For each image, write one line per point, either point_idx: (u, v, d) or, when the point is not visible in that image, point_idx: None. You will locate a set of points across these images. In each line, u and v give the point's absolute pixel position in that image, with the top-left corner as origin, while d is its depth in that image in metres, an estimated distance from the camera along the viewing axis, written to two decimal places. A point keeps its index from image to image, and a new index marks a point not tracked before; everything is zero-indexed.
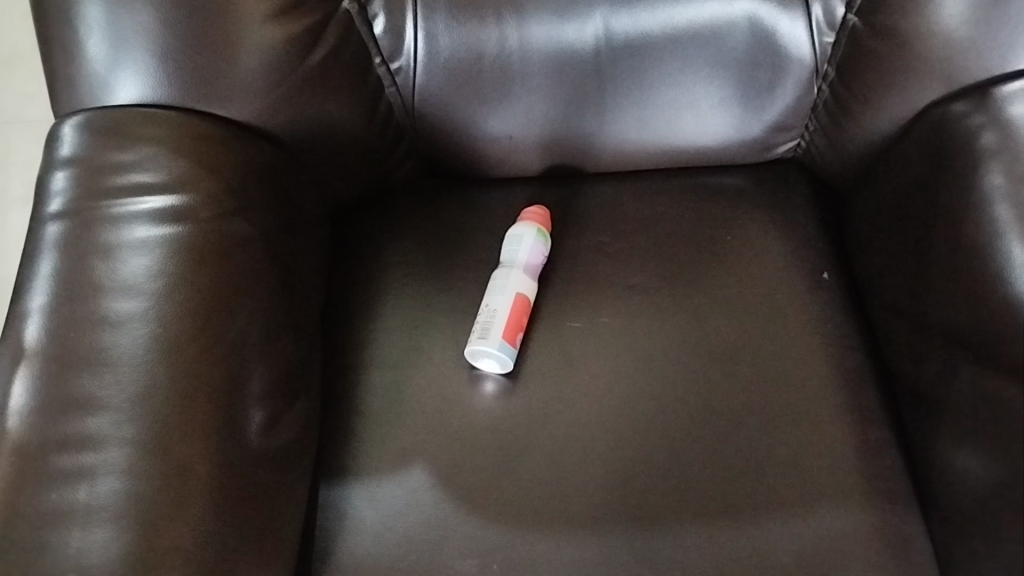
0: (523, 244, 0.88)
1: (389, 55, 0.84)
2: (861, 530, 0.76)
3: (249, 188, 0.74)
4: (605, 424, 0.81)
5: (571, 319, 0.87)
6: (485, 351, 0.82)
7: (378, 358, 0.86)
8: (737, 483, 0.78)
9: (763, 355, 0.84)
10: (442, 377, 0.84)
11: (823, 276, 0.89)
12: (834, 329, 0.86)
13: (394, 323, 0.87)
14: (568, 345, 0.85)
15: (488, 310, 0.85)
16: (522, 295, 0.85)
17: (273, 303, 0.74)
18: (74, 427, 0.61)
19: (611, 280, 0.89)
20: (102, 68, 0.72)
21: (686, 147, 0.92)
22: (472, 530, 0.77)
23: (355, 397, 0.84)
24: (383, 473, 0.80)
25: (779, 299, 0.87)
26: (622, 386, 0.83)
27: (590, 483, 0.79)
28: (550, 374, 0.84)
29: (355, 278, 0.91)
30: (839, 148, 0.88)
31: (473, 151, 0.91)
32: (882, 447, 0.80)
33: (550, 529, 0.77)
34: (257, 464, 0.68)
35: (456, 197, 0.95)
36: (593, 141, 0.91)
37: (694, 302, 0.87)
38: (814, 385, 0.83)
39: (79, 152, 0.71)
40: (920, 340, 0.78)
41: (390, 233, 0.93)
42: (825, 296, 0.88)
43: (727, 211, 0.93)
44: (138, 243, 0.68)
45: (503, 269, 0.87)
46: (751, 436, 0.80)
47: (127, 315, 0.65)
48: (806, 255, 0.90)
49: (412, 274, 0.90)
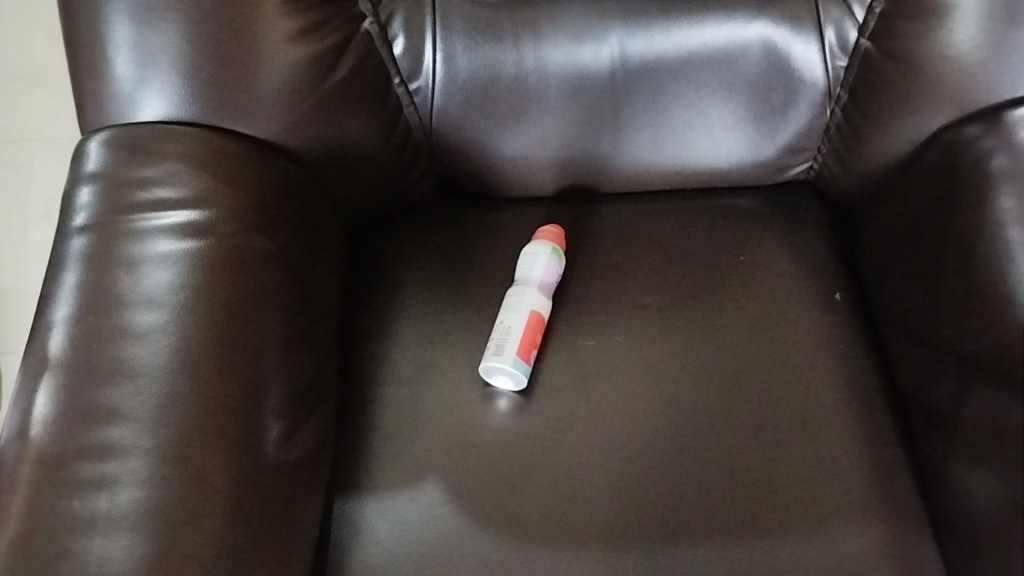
0: (537, 262, 0.89)
1: (408, 75, 0.85)
2: (872, 550, 0.76)
3: (270, 205, 0.75)
4: (619, 440, 0.82)
5: (585, 337, 0.88)
6: (499, 367, 0.83)
7: (393, 374, 0.87)
8: (751, 502, 0.78)
9: (776, 374, 0.85)
10: (457, 392, 0.85)
11: (836, 297, 0.90)
12: (846, 350, 0.86)
13: (410, 338, 0.88)
14: (582, 363, 0.86)
15: (502, 328, 0.86)
16: (537, 312, 0.86)
17: (291, 317, 0.75)
18: (96, 436, 0.62)
19: (625, 298, 0.90)
20: (128, 86, 0.74)
21: (701, 168, 0.93)
22: (486, 544, 0.78)
23: (370, 412, 0.85)
24: (397, 487, 0.81)
25: (792, 319, 0.88)
26: (635, 403, 0.84)
27: (603, 499, 0.79)
28: (563, 391, 0.85)
29: (372, 294, 0.92)
30: (852, 170, 0.89)
31: (489, 170, 0.92)
32: (894, 466, 0.81)
33: (563, 543, 0.77)
34: (274, 478, 0.69)
35: (471, 216, 0.96)
36: (608, 162, 0.92)
37: (706, 321, 0.88)
38: (826, 405, 0.83)
39: (104, 167, 0.73)
40: (934, 360, 0.79)
41: (407, 250, 0.94)
42: (837, 316, 0.88)
43: (740, 232, 0.93)
44: (161, 257, 0.69)
45: (517, 286, 0.88)
46: (764, 454, 0.81)
47: (149, 327, 0.66)
48: (819, 275, 0.91)
49: (427, 291, 0.91)
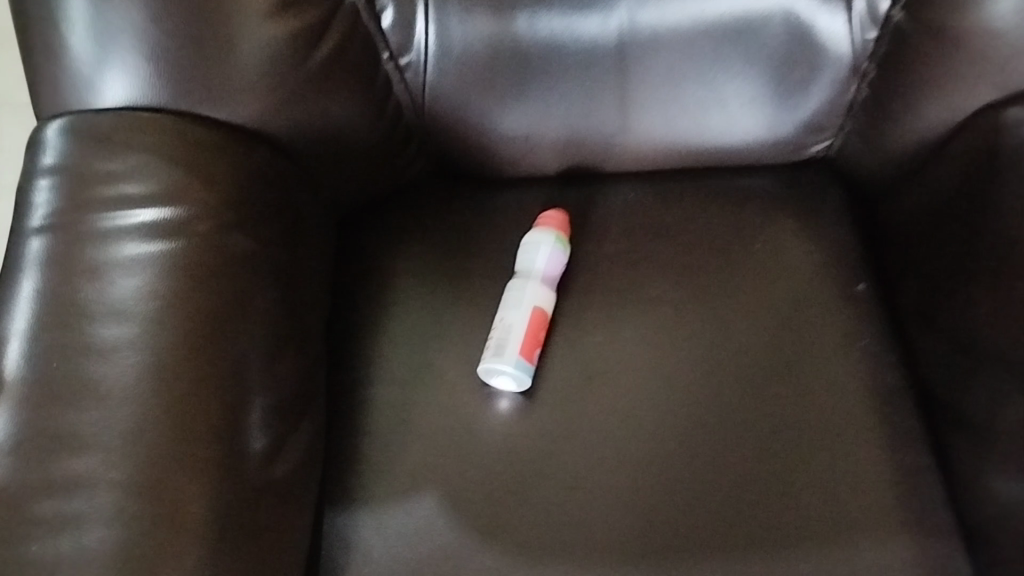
0: (539, 252, 0.83)
1: (398, 50, 0.78)
2: (902, 562, 0.72)
3: (249, 198, 0.69)
4: (630, 446, 0.77)
5: (591, 332, 0.82)
6: (499, 369, 0.77)
7: (386, 374, 0.81)
8: (773, 513, 0.73)
9: (796, 374, 0.79)
10: (455, 395, 0.79)
11: (859, 287, 0.84)
12: (870, 345, 0.81)
13: (405, 336, 0.82)
14: (587, 361, 0.80)
15: (502, 325, 0.80)
16: (539, 309, 0.81)
17: (273, 322, 0.69)
18: (59, 468, 0.56)
19: (634, 290, 0.84)
20: (88, 69, 0.67)
21: (714, 146, 0.86)
22: (490, 559, 0.72)
23: (361, 415, 0.79)
24: (392, 498, 0.75)
25: (812, 312, 0.82)
26: (645, 405, 0.78)
27: (615, 511, 0.74)
28: (568, 392, 0.79)
29: (361, 287, 0.86)
30: (878, 151, 0.83)
31: (487, 150, 0.86)
32: (922, 472, 0.76)
33: (571, 558, 0.72)
34: (259, 501, 0.63)
35: (467, 200, 0.90)
36: (615, 142, 0.85)
37: (722, 315, 0.82)
38: (848, 407, 0.78)
39: (63, 160, 0.66)
40: (975, 361, 0.73)
41: (398, 239, 0.88)
42: (860, 309, 0.83)
43: (756, 216, 0.87)
44: (129, 262, 0.63)
45: (519, 279, 0.82)
46: (785, 461, 0.75)
47: (116, 342, 0.60)
48: (841, 264, 0.85)
49: (422, 282, 0.85)
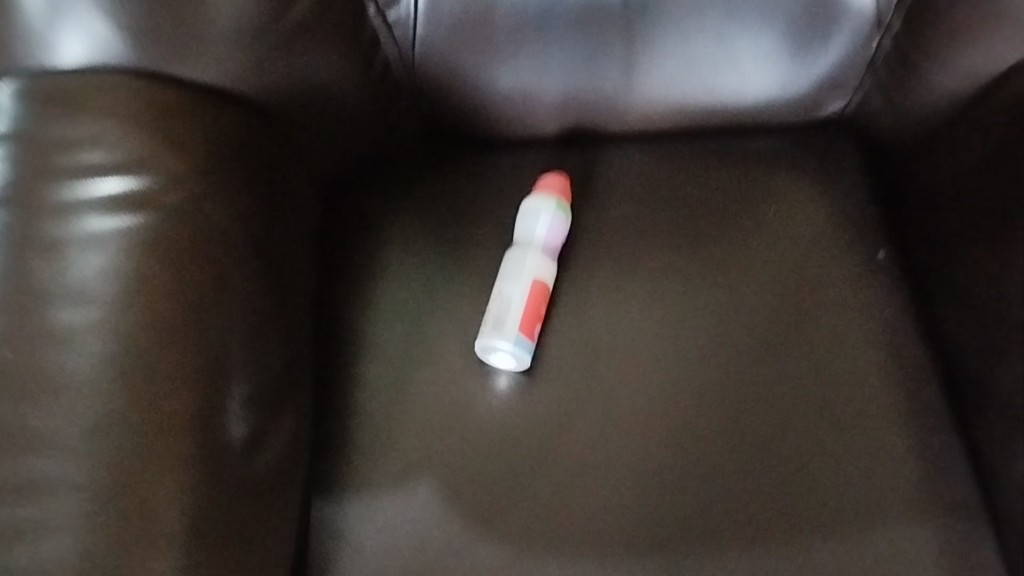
0: (540, 219, 0.78)
1: (386, 3, 0.70)
2: (925, 550, 0.68)
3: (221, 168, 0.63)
4: (637, 428, 0.72)
5: (595, 306, 0.77)
6: (497, 345, 0.73)
7: (377, 352, 0.76)
8: (787, 500, 0.69)
9: (813, 349, 0.75)
10: (450, 374, 0.74)
11: (879, 256, 0.79)
12: (891, 317, 0.76)
13: (395, 312, 0.77)
14: (591, 337, 0.76)
15: (502, 298, 0.75)
16: (540, 281, 0.76)
17: (253, 300, 0.63)
18: (19, 466, 0.52)
19: (640, 260, 0.79)
20: (43, 27, 0.62)
21: (725, 106, 0.80)
22: (489, 550, 0.68)
23: (351, 397, 0.74)
24: (385, 486, 0.71)
25: (829, 283, 0.77)
26: (653, 383, 0.74)
27: (621, 497, 0.70)
28: (571, 370, 0.74)
29: (349, 258, 0.80)
30: (903, 113, 0.78)
31: (481, 110, 0.80)
32: (947, 453, 0.71)
33: (575, 549, 0.68)
34: (242, 496, 0.58)
35: (461, 164, 0.84)
36: (619, 101, 0.79)
37: (732, 288, 0.77)
38: (868, 384, 0.73)
39: (19, 128, 0.61)
40: (991, 337, 0.68)
41: (388, 206, 0.82)
42: (880, 279, 0.78)
43: (769, 180, 0.82)
44: (92, 238, 0.58)
45: (518, 248, 0.77)
46: (800, 443, 0.71)
47: (78, 326, 0.55)
48: (860, 231, 0.80)
49: (414, 253, 0.80)
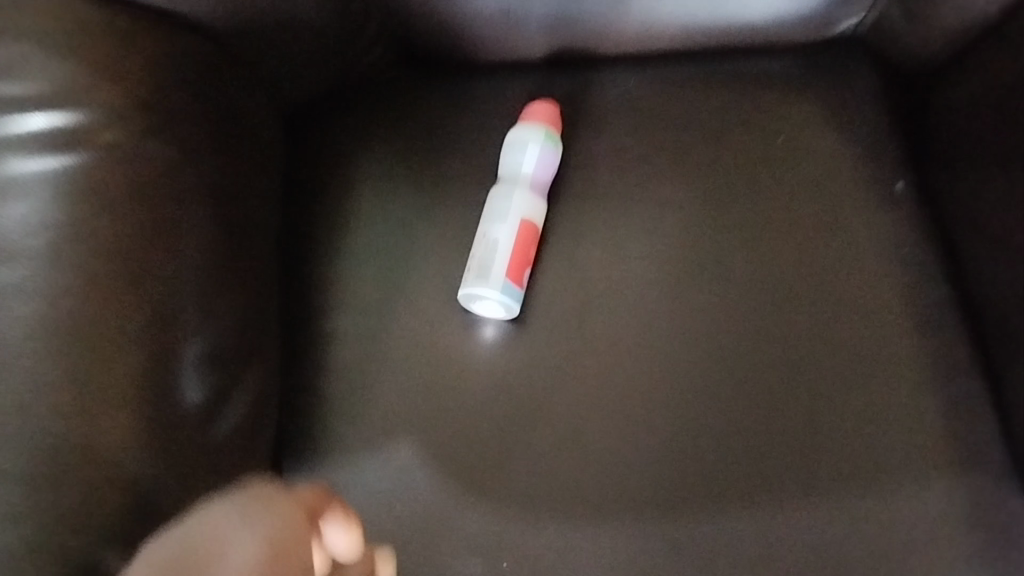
0: (527, 153, 0.70)
1: None
2: (947, 508, 0.63)
3: (174, 110, 0.56)
4: (636, 380, 0.66)
5: (589, 247, 0.71)
6: (484, 294, 0.67)
7: (352, 302, 0.70)
8: (798, 458, 0.64)
9: (825, 291, 0.69)
10: (432, 325, 0.68)
11: (897, 186, 0.72)
12: (910, 255, 0.70)
13: (370, 257, 0.71)
14: (584, 282, 0.69)
15: (487, 242, 0.68)
16: (529, 222, 0.69)
17: (205, 258, 0.57)
18: None
19: (638, 195, 0.72)
20: None
21: (728, 22, 0.72)
22: (479, 517, 0.63)
23: (325, 351, 0.68)
24: (364, 448, 0.65)
25: (842, 218, 0.71)
26: (653, 331, 0.68)
27: (621, 457, 0.64)
28: (563, 318, 0.68)
29: (319, 197, 0.73)
30: (924, 29, 0.70)
31: (457, 25, 0.72)
32: (972, 401, 0.66)
33: (571, 514, 0.63)
34: (197, 468, 0.53)
35: (437, 91, 0.76)
36: (611, 17, 0.71)
37: (739, 224, 0.71)
38: (885, 329, 0.68)
39: None
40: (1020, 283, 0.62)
41: (359, 139, 0.75)
42: (898, 213, 0.71)
43: (777, 105, 0.75)
44: (21, 183, 0.52)
45: (504, 186, 0.71)
46: (813, 395, 0.66)
47: (7, 284, 0.49)
48: (876, 160, 0.73)
49: (389, 192, 0.73)
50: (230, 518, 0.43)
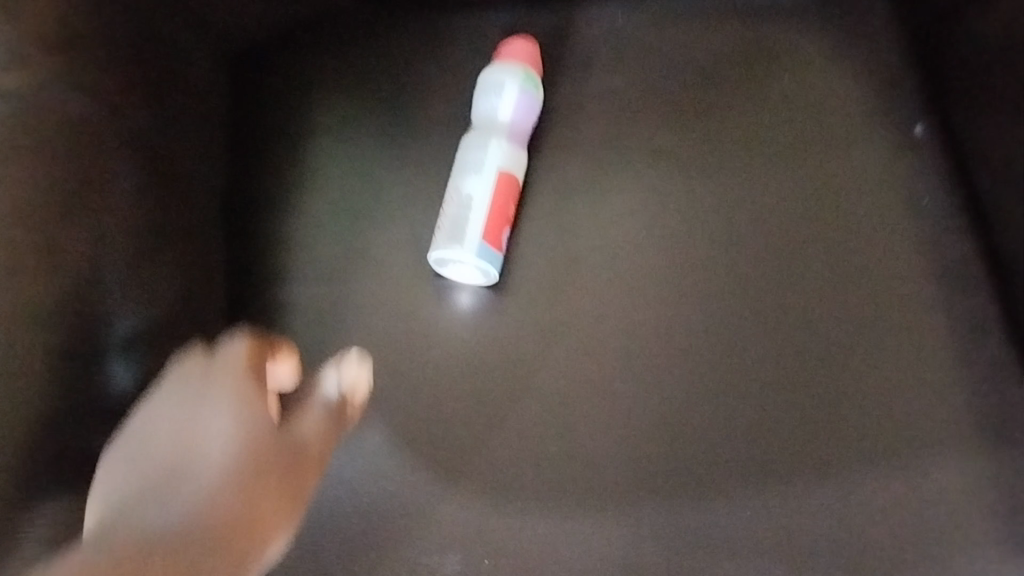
0: (505, 95, 0.63)
1: None
2: (977, 490, 0.55)
3: (98, 57, 0.49)
4: (628, 350, 0.60)
5: (573, 201, 0.65)
6: (458, 259, 0.60)
7: (313, 268, 0.63)
8: (806, 432, 0.58)
9: (834, 248, 0.62)
10: (402, 297, 0.62)
11: (914, 131, 0.65)
12: (928, 208, 0.63)
13: (333, 224, 0.64)
14: (569, 242, 0.63)
15: (460, 198, 0.61)
16: (507, 175, 0.62)
17: (133, 226, 0.50)
18: None
19: (626, 151, 0.65)
20: None
21: None
22: (453, 508, 0.57)
23: (283, 322, 0.62)
24: None
25: (853, 166, 0.64)
26: (645, 295, 0.62)
27: (612, 436, 0.58)
28: (546, 281, 0.62)
29: (274, 149, 0.66)
30: None
31: None
32: (1001, 369, 0.58)
33: (555, 502, 0.57)
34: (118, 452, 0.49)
35: (402, 27, 0.68)
36: None
37: (738, 179, 0.64)
38: (901, 289, 0.61)
39: None
40: None
41: (316, 83, 0.67)
42: (915, 159, 0.64)
43: (780, 40, 0.67)
44: None
45: (479, 132, 0.63)
46: (822, 364, 0.59)
47: None
48: (891, 102, 0.66)
49: (351, 143, 0.66)
50: (169, 402, 0.39)
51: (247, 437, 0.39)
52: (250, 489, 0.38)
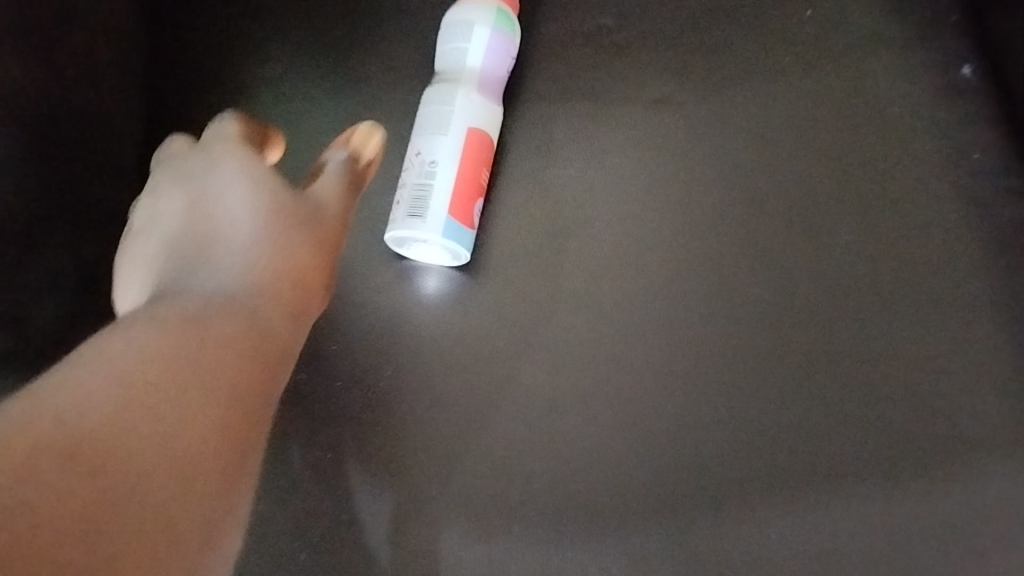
0: (472, 39, 0.55)
1: None
2: None
3: None
4: (626, 333, 0.51)
5: (558, 161, 0.56)
6: (420, 236, 0.52)
7: None
8: (831, 434, 0.47)
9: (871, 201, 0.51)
10: (353, 284, 0.54)
11: (963, 72, 0.53)
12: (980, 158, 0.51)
13: None
14: (553, 208, 0.55)
15: (422, 163, 0.53)
16: (477, 133, 0.54)
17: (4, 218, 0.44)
18: None
19: (618, 107, 0.57)
20: None
21: None
22: (413, 522, 0.47)
23: None
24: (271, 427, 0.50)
25: (887, 109, 0.53)
26: (644, 268, 0.52)
27: (608, 436, 0.48)
28: (527, 253, 0.54)
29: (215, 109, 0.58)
30: None
31: None
32: None
33: (536, 515, 0.47)
34: None
35: None
36: None
37: (747, 137, 0.54)
38: (953, 254, 0.50)
39: None
40: None
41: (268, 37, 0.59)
42: (962, 102, 0.53)
43: None
44: None
45: (442, 82, 0.55)
46: (850, 353, 0.49)
47: None
48: (933, 36, 0.55)
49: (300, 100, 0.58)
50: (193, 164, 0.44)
51: (265, 185, 0.42)
52: (285, 222, 0.41)
